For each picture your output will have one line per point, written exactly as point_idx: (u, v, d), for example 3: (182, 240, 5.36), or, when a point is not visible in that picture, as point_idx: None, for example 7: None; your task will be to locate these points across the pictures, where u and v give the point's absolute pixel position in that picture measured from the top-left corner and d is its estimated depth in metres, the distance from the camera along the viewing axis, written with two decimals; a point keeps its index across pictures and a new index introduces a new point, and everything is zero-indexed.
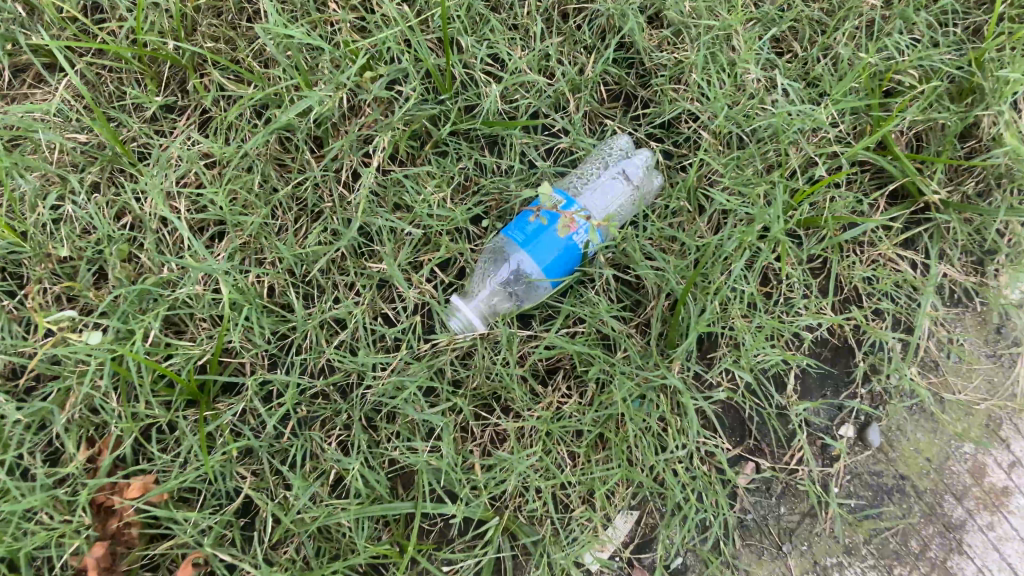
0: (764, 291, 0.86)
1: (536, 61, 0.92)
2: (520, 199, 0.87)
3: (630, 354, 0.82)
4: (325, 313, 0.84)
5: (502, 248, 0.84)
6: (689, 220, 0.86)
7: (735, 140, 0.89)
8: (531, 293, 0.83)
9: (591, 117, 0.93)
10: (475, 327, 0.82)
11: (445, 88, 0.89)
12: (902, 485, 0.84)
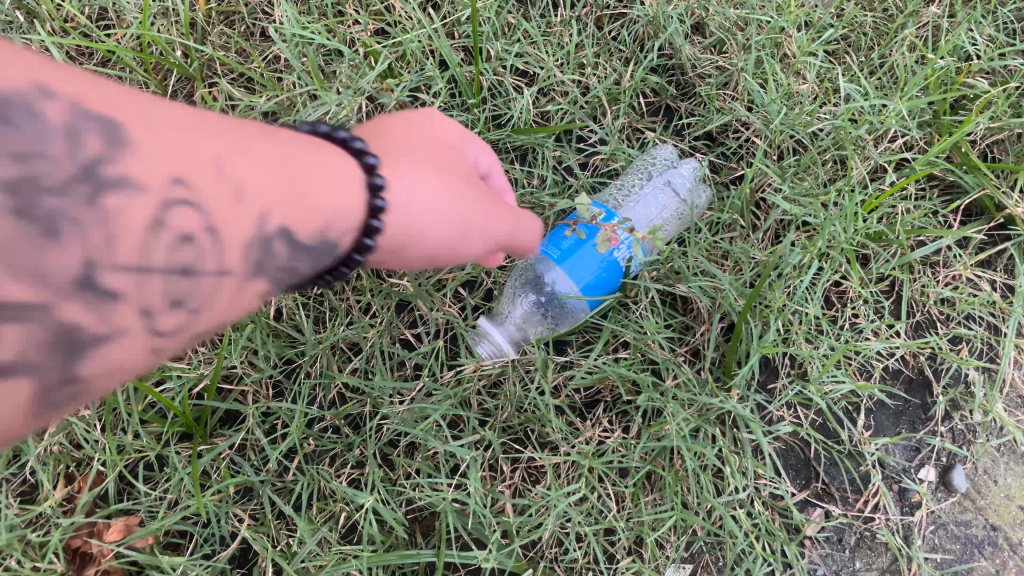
0: (829, 315, 0.77)
1: (570, 68, 0.85)
2: (557, 210, 0.80)
3: (682, 382, 0.72)
4: (338, 336, 0.75)
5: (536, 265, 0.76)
6: (741, 237, 0.79)
7: (789, 151, 0.82)
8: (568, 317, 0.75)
9: (630, 129, 0.86)
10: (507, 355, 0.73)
11: (474, 93, 0.82)
12: (993, 537, 0.74)
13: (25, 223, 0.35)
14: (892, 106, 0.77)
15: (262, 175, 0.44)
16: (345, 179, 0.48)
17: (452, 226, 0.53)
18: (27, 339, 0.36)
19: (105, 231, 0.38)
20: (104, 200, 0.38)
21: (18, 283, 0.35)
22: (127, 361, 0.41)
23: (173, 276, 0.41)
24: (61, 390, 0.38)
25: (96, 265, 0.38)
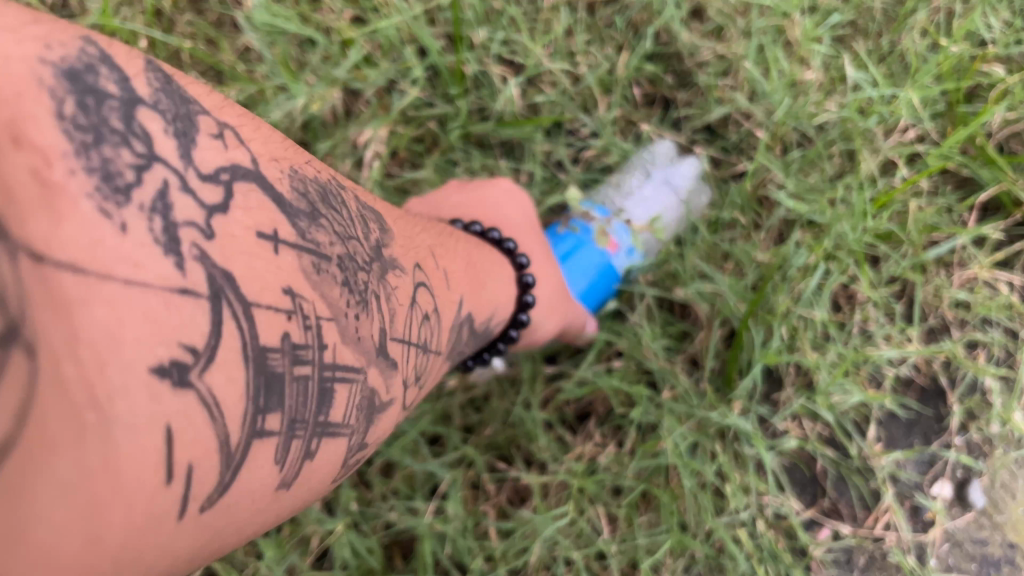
0: (837, 321, 0.72)
1: (560, 55, 0.79)
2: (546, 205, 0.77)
3: (679, 394, 0.68)
4: None
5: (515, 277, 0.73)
6: (743, 237, 0.74)
7: (794, 143, 0.77)
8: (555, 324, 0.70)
9: (624, 121, 0.81)
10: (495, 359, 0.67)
11: (457, 85, 0.78)
12: (1011, 556, 0.69)
13: (352, 299, 0.33)
14: (903, 92, 0.71)
15: (457, 267, 0.51)
16: (500, 275, 0.58)
17: (562, 318, 0.65)
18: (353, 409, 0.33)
19: (388, 305, 0.37)
20: (389, 280, 0.38)
21: (355, 362, 0.33)
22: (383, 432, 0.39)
23: (416, 343, 0.41)
24: (350, 461, 0.36)
25: (383, 331, 0.36)
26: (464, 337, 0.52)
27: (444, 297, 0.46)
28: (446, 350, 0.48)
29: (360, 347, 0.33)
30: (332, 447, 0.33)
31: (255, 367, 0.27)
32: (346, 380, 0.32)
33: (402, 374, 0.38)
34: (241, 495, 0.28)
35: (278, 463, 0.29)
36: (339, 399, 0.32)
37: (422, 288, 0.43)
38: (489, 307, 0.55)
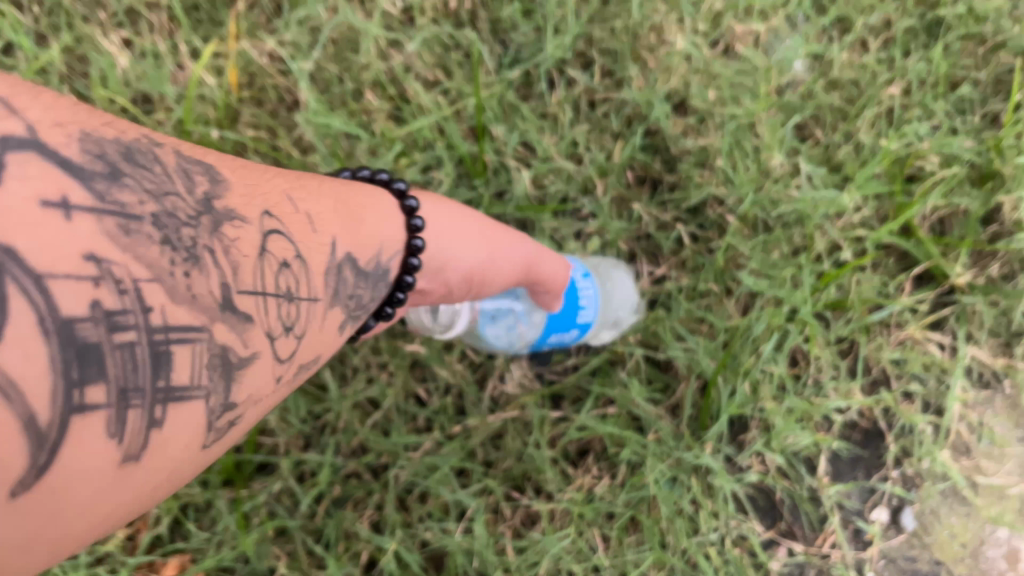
0: (794, 374, 0.87)
1: (564, 146, 0.95)
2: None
3: (664, 436, 0.83)
4: (360, 394, 0.86)
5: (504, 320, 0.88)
6: (719, 301, 0.89)
7: (764, 220, 0.91)
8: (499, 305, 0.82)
9: (619, 198, 0.96)
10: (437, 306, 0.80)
11: (478, 174, 0.94)
12: (938, 570, 0.84)
13: (175, 257, 0.37)
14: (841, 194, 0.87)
15: (328, 209, 0.55)
16: (387, 210, 0.63)
17: (485, 249, 0.71)
18: (197, 361, 0.38)
19: (230, 261, 0.41)
20: (221, 231, 0.41)
21: (190, 319, 0.37)
22: (261, 383, 0.44)
23: (278, 296, 0.45)
24: (219, 415, 0.41)
25: (229, 288, 0.41)
26: (353, 277, 0.55)
27: (304, 244, 0.49)
28: (330, 299, 0.52)
29: (187, 304, 0.37)
30: (193, 400, 0.38)
31: (93, 325, 0.32)
32: (183, 332, 0.37)
33: (259, 322, 0.43)
34: (68, 461, 0.32)
35: (110, 434, 0.33)
36: (185, 354, 0.37)
37: (274, 238, 0.46)
38: (373, 240, 0.59)
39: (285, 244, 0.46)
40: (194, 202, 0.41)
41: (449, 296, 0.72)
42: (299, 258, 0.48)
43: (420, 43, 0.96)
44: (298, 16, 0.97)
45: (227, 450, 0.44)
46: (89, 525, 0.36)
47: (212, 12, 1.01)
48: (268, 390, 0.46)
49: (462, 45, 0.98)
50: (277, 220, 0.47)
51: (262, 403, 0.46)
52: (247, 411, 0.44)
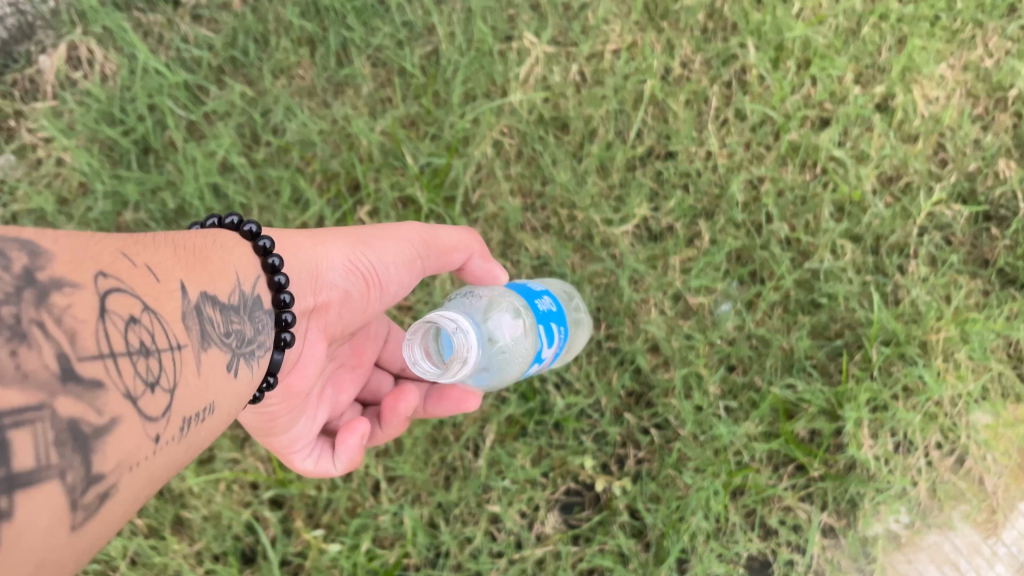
0: (718, 525, 1.51)
1: (582, 377, 1.59)
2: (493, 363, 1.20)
3: (637, 565, 1.50)
4: (460, 532, 1.55)
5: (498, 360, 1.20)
6: (673, 480, 1.52)
7: (700, 432, 1.53)
8: (494, 318, 1.20)
9: (616, 409, 1.60)
10: (450, 313, 1.08)
11: (530, 397, 1.58)
12: None
13: (20, 347, 0.62)
14: (738, 427, 1.49)
15: (164, 263, 0.90)
16: (214, 253, 1.04)
17: (375, 246, 1.28)
18: (38, 441, 0.61)
19: (65, 331, 0.67)
20: (52, 301, 0.68)
21: (28, 397, 0.61)
22: (126, 441, 0.71)
23: (131, 355, 0.75)
24: (85, 490, 0.65)
25: (65, 356, 0.66)
26: (208, 307, 0.94)
27: (166, 317, 0.84)
28: (183, 342, 0.86)
29: (24, 381, 0.61)
30: (59, 473, 0.62)
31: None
32: (27, 410, 0.61)
33: (112, 389, 0.71)
34: (33, 507, 0.59)
35: (63, 501, 0.62)
36: (31, 436, 0.60)
37: (112, 308, 0.75)
38: (220, 274, 1.01)
39: (130, 306, 0.78)
40: (28, 281, 0.66)
41: (361, 290, 1.27)
42: (152, 324, 0.81)
43: None
44: None
45: (117, 506, 0.69)
46: (62, 551, 0.63)
47: None
48: (142, 448, 0.73)
49: None
50: (115, 285, 0.78)
51: (139, 464, 0.73)
52: (125, 472, 0.70)
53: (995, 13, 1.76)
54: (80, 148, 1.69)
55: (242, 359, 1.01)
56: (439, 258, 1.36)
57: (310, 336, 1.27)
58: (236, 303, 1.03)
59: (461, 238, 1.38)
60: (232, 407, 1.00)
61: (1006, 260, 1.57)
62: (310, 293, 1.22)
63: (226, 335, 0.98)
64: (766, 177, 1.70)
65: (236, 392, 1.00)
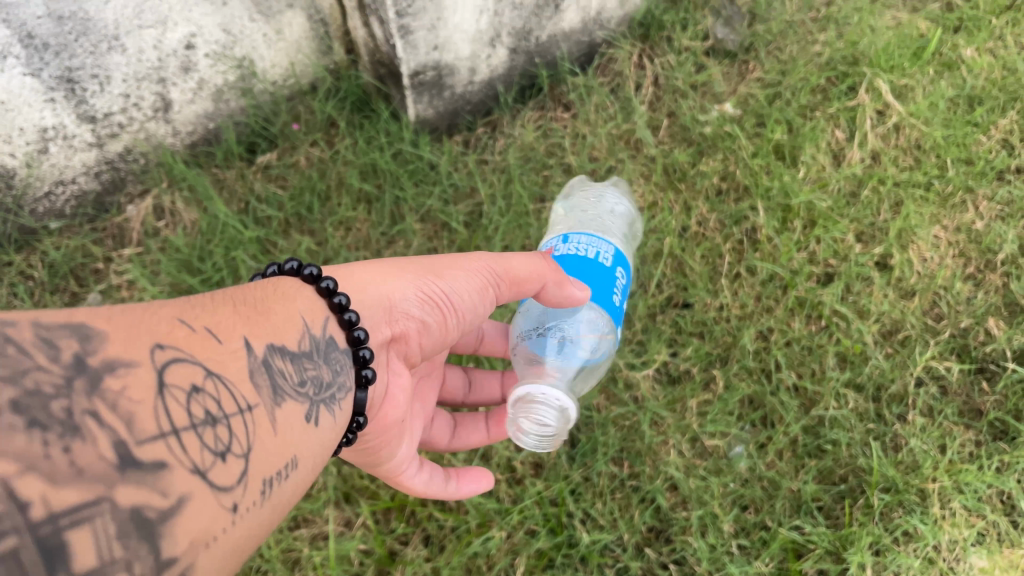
0: None
1: (606, 513, 1.74)
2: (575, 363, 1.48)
3: None
4: None
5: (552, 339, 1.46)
6: None
7: (715, 569, 1.67)
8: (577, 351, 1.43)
9: (637, 544, 1.73)
10: (552, 406, 1.32)
11: (558, 530, 1.73)
12: None
13: (71, 443, 0.76)
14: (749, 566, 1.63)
15: (228, 326, 1.05)
16: (284, 302, 1.19)
17: (446, 277, 1.37)
18: (99, 535, 0.73)
19: (125, 416, 0.82)
20: (108, 386, 0.82)
21: (84, 494, 0.74)
22: (198, 518, 0.84)
23: (197, 427, 0.89)
24: (162, 574, 0.77)
25: (127, 443, 0.80)
26: (275, 356, 1.09)
27: (230, 381, 0.98)
28: (252, 403, 1.00)
29: (79, 478, 0.74)
30: (126, 564, 0.74)
31: (30, 544, 0.68)
32: (89, 507, 0.73)
33: (177, 465, 0.84)
34: None
35: None
36: (89, 531, 0.72)
37: (173, 381, 0.89)
38: (288, 323, 1.16)
39: (190, 376, 0.92)
40: (81, 370, 0.81)
41: (432, 316, 1.37)
42: (218, 389, 0.96)
43: (530, 447, 1.81)
44: None
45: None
46: None
47: None
48: (215, 524, 0.86)
49: (551, 448, 1.82)
50: (174, 357, 0.92)
51: (214, 539, 0.86)
52: (203, 547, 0.83)
53: (983, 181, 1.95)
54: (164, 293, 1.94)
55: (321, 405, 1.15)
56: (512, 287, 1.40)
57: (392, 365, 1.39)
58: (309, 348, 1.17)
59: (542, 274, 1.35)
60: (314, 457, 1.12)
61: (996, 415, 1.74)
62: (385, 326, 1.34)
63: (299, 384, 1.12)
64: (775, 328, 1.87)
65: (318, 439, 1.13)
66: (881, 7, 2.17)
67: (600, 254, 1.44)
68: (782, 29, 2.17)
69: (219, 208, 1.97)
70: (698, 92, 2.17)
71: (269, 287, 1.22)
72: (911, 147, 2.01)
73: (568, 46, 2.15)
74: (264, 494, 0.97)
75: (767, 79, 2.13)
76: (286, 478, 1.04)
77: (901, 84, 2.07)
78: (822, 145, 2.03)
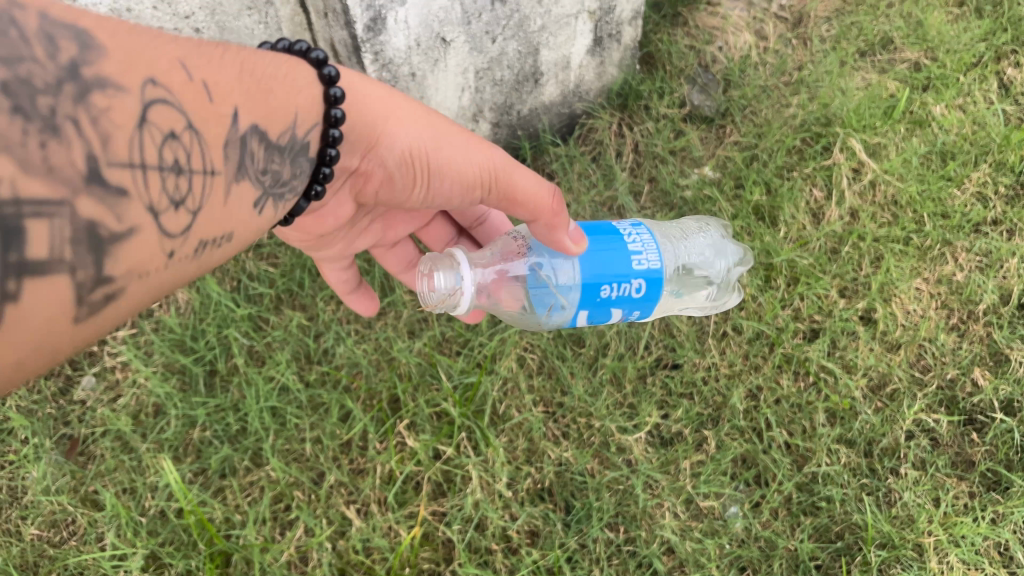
0: None
1: None
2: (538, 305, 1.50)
3: None
4: None
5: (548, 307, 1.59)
6: None
7: None
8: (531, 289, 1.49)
9: None
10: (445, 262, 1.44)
11: None
12: None
13: (50, 141, 0.79)
14: None
15: (225, 91, 1.07)
16: (278, 80, 1.20)
17: (447, 149, 1.40)
18: (55, 234, 0.77)
19: (98, 136, 0.85)
20: (93, 99, 0.85)
21: (50, 190, 0.77)
22: (141, 250, 0.89)
23: (163, 169, 0.93)
24: (93, 289, 0.82)
25: (95, 158, 0.84)
26: (256, 136, 1.12)
27: (204, 141, 1.01)
28: (219, 171, 1.04)
29: (49, 174, 0.78)
30: (70, 268, 0.79)
31: None
32: (50, 204, 0.77)
33: (136, 198, 0.88)
34: (51, 296, 0.78)
35: (73, 301, 0.81)
36: (46, 226, 0.77)
37: (154, 120, 0.93)
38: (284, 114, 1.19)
39: (171, 122, 0.95)
40: (72, 77, 0.83)
41: (405, 177, 1.43)
42: (193, 144, 0.99)
43: (524, 515, 1.80)
44: (457, 501, 1.81)
45: (120, 306, 0.87)
46: (66, 338, 0.83)
47: (406, 490, 1.85)
48: (154, 264, 0.92)
49: (546, 515, 1.81)
50: (162, 96, 0.95)
51: (148, 272, 0.92)
52: (136, 278, 0.89)
53: (961, 234, 1.99)
54: (157, 374, 1.97)
55: (272, 198, 1.19)
56: (511, 196, 1.45)
57: (339, 194, 1.50)
58: (284, 143, 1.19)
59: (533, 216, 1.44)
60: (248, 236, 1.17)
61: (987, 465, 1.75)
62: (357, 157, 1.41)
63: (264, 173, 1.16)
64: (764, 386, 1.89)
65: (255, 224, 1.18)
66: (851, 69, 2.24)
67: (637, 255, 1.42)
68: (756, 93, 2.22)
69: (211, 287, 2.00)
70: (677, 157, 2.22)
71: (264, 62, 1.21)
72: (888, 203, 2.06)
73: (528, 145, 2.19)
74: (197, 254, 1.03)
75: (744, 142, 2.19)
76: (221, 248, 1.09)
77: (874, 142, 2.12)
78: (801, 205, 2.08)
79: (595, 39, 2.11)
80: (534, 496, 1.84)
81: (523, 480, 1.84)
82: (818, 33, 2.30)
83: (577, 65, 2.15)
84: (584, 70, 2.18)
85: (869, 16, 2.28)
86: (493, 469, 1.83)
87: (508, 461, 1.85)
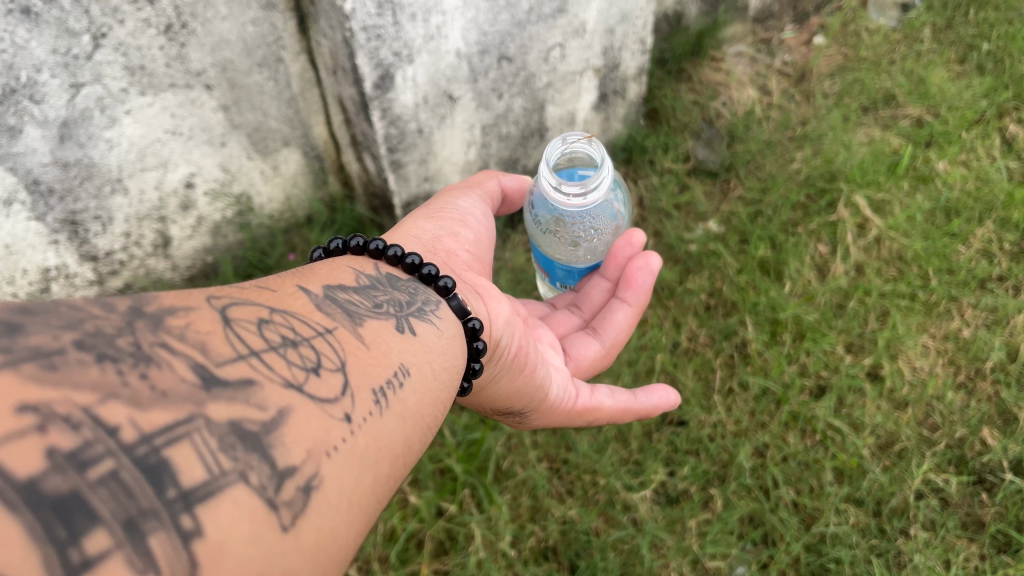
0: None
1: None
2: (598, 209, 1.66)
3: None
4: None
5: (584, 256, 1.72)
6: None
7: None
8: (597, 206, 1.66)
9: None
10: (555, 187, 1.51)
11: None
12: None
13: (149, 370, 0.76)
14: None
15: (283, 280, 1.07)
16: (324, 265, 1.20)
17: (437, 207, 1.56)
18: (201, 450, 0.73)
19: (194, 348, 0.82)
20: (170, 326, 0.83)
21: (176, 413, 0.74)
22: (303, 426, 0.84)
23: (277, 350, 0.90)
24: (280, 491, 0.78)
25: (205, 375, 0.80)
26: (339, 291, 1.10)
27: (297, 313, 0.99)
28: (331, 327, 1.01)
29: (165, 399, 0.75)
30: (241, 476, 0.75)
31: (132, 465, 0.68)
32: (179, 425, 0.73)
33: (266, 382, 0.84)
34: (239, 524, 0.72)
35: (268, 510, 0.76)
36: (191, 447, 0.73)
37: (238, 317, 0.91)
38: (343, 272, 1.18)
39: (254, 312, 0.94)
40: (141, 316, 0.82)
41: (458, 236, 1.51)
42: (288, 320, 0.96)
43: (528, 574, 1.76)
44: (460, 559, 1.77)
45: (319, 492, 0.82)
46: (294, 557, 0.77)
47: (408, 548, 1.81)
48: (331, 435, 0.87)
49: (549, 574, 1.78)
50: (230, 300, 0.93)
51: (332, 447, 0.86)
52: (321, 460, 0.84)
53: (966, 290, 1.98)
54: None
55: (411, 320, 1.16)
56: (485, 192, 1.68)
57: (467, 277, 1.42)
58: (370, 282, 1.18)
59: (495, 186, 1.71)
60: (427, 365, 1.12)
61: (998, 526, 1.71)
62: (435, 253, 1.41)
63: (381, 309, 1.13)
64: (770, 444, 1.88)
65: (420, 346, 1.13)
66: (854, 125, 2.27)
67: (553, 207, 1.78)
68: (760, 148, 2.25)
69: None
70: (682, 212, 2.24)
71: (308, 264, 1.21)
72: (893, 258, 2.06)
73: (513, 214, 2.20)
74: (378, 403, 0.98)
75: (749, 197, 2.20)
76: (402, 387, 1.04)
77: (878, 198, 2.13)
78: (806, 259, 2.07)
79: (601, 95, 2.14)
80: (537, 555, 1.81)
81: (527, 539, 1.81)
82: (822, 89, 2.35)
83: (583, 120, 2.17)
84: (589, 126, 2.20)
85: (871, 73, 2.33)
86: (497, 527, 1.80)
87: (510, 519, 1.83)
